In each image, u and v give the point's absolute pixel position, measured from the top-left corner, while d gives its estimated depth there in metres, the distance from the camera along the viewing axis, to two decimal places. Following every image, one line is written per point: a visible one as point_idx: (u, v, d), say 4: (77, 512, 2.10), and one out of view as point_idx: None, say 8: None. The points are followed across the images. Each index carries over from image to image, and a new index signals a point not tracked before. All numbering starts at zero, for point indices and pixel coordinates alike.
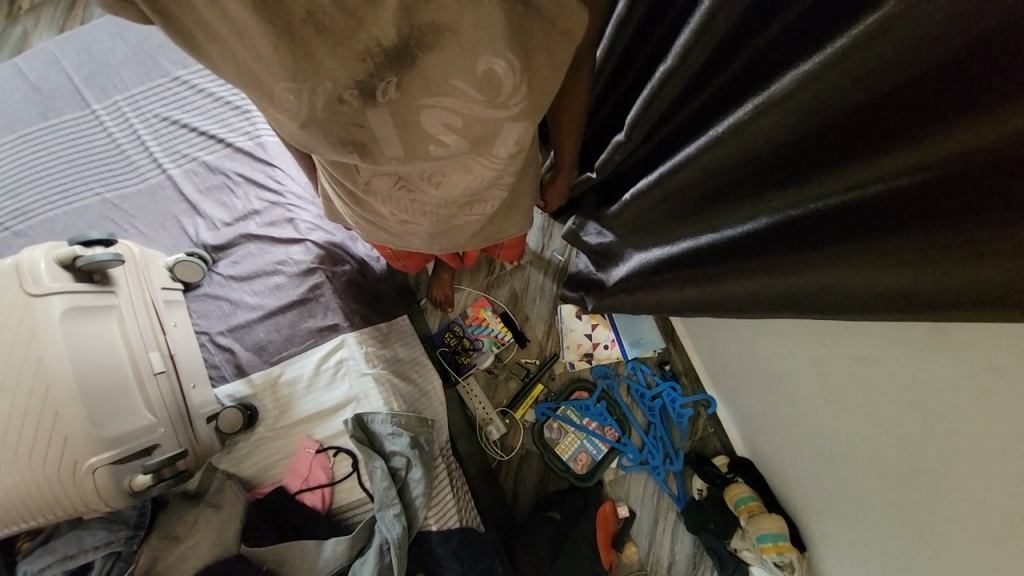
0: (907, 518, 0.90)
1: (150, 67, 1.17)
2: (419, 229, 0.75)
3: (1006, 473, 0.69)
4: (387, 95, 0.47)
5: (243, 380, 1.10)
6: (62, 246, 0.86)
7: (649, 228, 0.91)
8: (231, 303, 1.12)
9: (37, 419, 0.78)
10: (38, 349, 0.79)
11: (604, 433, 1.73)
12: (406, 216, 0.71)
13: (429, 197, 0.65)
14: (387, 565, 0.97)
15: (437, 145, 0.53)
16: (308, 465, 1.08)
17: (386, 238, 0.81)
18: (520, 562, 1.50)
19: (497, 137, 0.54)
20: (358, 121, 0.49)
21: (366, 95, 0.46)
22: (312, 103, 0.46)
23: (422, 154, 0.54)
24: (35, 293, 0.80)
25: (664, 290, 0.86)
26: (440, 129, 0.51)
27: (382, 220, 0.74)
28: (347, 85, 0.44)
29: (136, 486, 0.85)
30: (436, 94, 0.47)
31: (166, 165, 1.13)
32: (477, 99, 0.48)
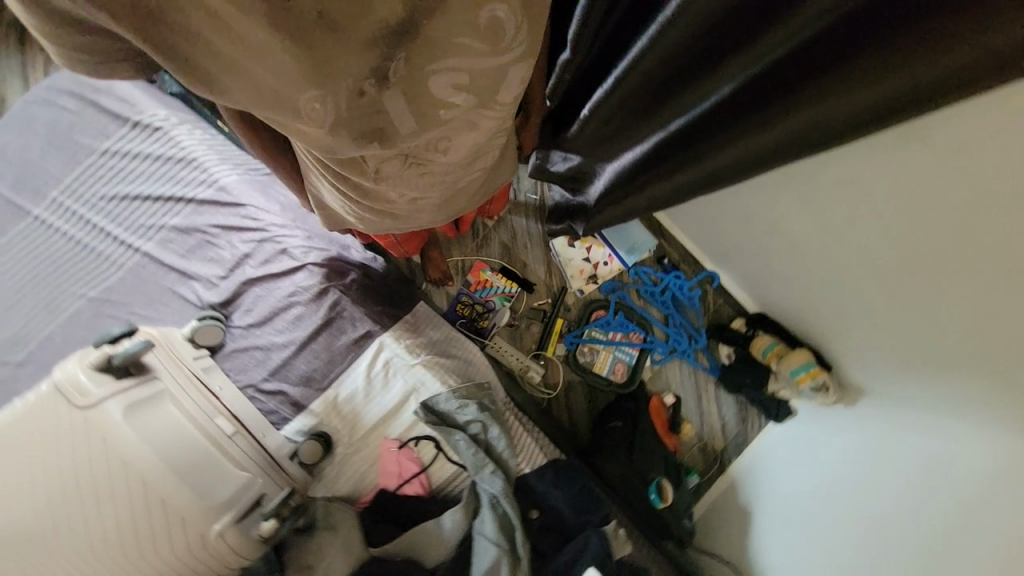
0: (911, 304, 1.03)
1: (74, 151, 1.09)
2: (428, 203, 0.77)
3: (985, 235, 0.80)
4: (398, 73, 0.48)
5: (305, 413, 1.13)
6: (91, 351, 0.85)
7: (615, 134, 0.87)
8: (261, 349, 1.12)
9: (150, 514, 0.80)
10: (118, 453, 0.80)
11: (630, 339, 1.85)
12: (415, 194, 0.73)
13: (437, 166, 0.67)
14: (503, 514, 1.08)
15: (447, 108, 0.55)
16: (396, 462, 1.13)
17: (392, 223, 0.83)
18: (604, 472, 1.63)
19: (502, 85, 0.55)
20: (375, 109, 0.51)
21: (380, 79, 0.48)
22: (335, 105, 0.48)
23: (434, 122, 0.56)
24: (87, 404, 0.80)
25: (652, 186, 0.90)
26: (448, 91, 0.53)
27: (393, 205, 0.76)
28: (363, 75, 0.46)
29: (266, 532, 0.88)
30: (439, 56, 0.49)
31: (136, 243, 1.08)
32: (479, 51, 0.49)
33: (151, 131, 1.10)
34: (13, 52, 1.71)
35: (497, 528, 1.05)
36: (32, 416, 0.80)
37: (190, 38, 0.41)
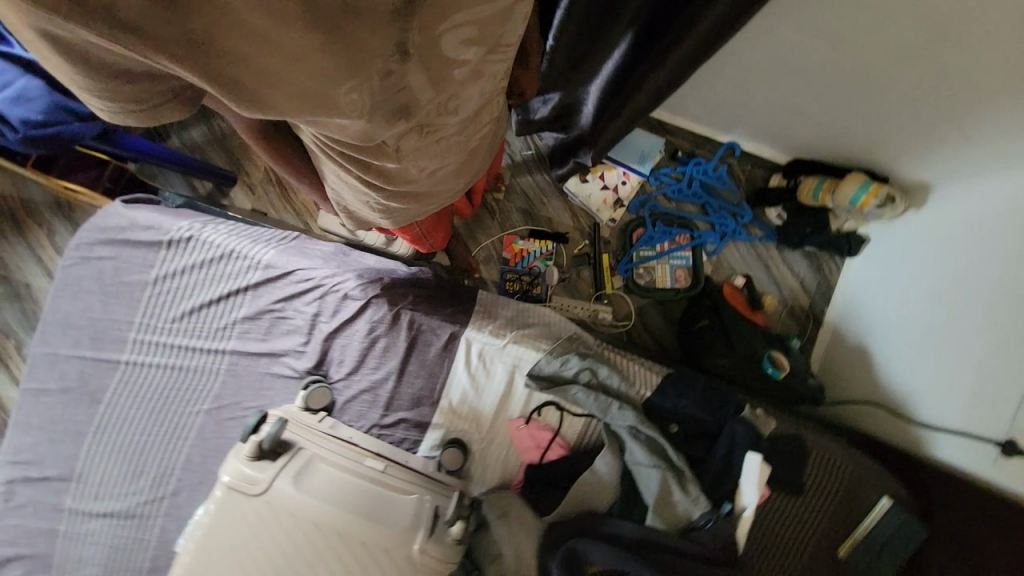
0: (943, 69, 1.05)
1: (129, 291, 1.13)
2: (443, 171, 0.81)
3: None
4: (414, 42, 0.46)
5: (431, 429, 1.18)
6: (242, 443, 0.90)
7: (581, 62, 0.96)
8: (367, 391, 1.17)
9: (357, 560, 0.85)
10: (308, 517, 0.85)
11: (679, 243, 1.82)
12: (435, 162, 0.74)
13: (451, 128, 0.67)
14: (648, 439, 1.11)
15: (460, 64, 0.54)
16: (529, 436, 1.17)
17: (414, 203, 0.86)
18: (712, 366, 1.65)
19: (505, 24, 0.55)
20: (400, 86, 0.50)
21: (402, 53, 0.46)
22: (370, 89, 0.47)
23: (449, 80, 0.55)
24: (261, 491, 0.86)
25: (647, 80, 0.98)
26: (458, 48, 0.52)
27: (416, 184, 0.78)
28: (388, 52, 0.44)
29: (458, 534, 0.91)
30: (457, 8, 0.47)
31: (221, 346, 1.14)
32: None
33: (185, 243, 1.13)
34: (21, 243, 1.79)
35: (649, 453, 1.09)
36: (219, 526, 0.85)
37: (235, 55, 0.38)
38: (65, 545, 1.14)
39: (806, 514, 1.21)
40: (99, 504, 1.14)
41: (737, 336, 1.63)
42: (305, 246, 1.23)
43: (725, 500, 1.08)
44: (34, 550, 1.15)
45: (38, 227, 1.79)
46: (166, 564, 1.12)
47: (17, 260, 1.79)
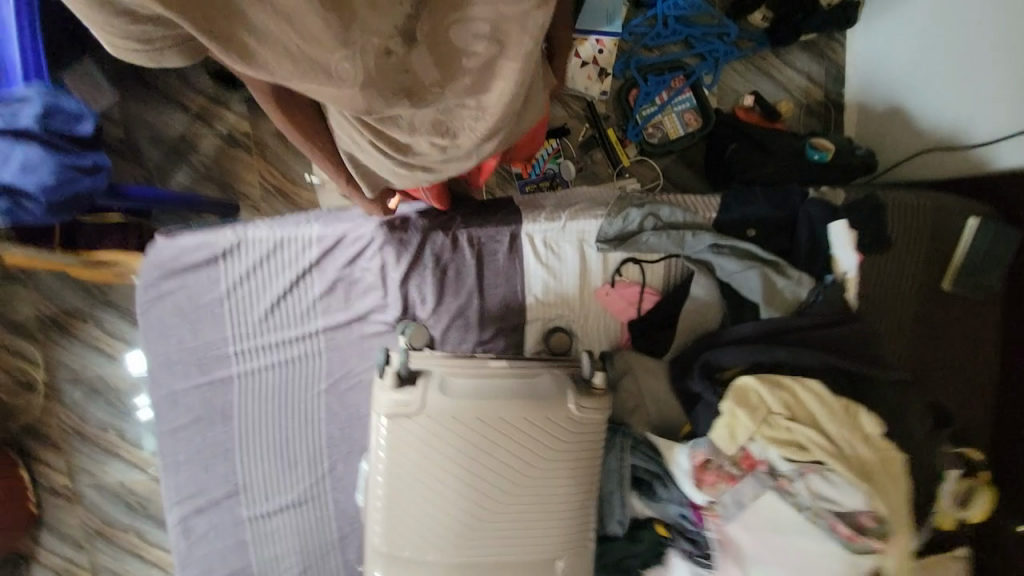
0: None
1: (210, 311, 1.16)
2: (458, 152, 0.74)
3: None
4: (422, 32, 0.64)
5: (529, 328, 1.22)
6: (381, 377, 0.94)
7: None
8: (457, 316, 1.20)
9: (525, 432, 0.93)
10: (470, 414, 0.92)
11: (677, 87, 1.75)
12: (445, 140, 0.72)
13: (467, 108, 0.69)
14: (733, 249, 1.13)
15: (471, 57, 0.65)
16: (620, 297, 1.20)
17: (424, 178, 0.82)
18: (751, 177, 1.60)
19: (521, 35, 0.63)
20: (403, 67, 0.63)
21: (408, 39, 0.64)
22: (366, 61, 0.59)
23: (456, 69, 0.65)
24: (419, 407, 0.91)
25: None
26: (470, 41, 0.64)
27: (428, 159, 0.75)
28: (389, 31, 0.61)
29: (601, 383, 0.98)
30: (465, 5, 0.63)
31: (312, 328, 1.18)
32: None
33: (239, 248, 1.15)
34: (76, 343, 1.69)
35: (739, 259, 1.10)
36: (397, 451, 0.91)
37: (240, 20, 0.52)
38: (258, 551, 1.23)
39: (900, 265, 1.23)
40: (272, 504, 1.22)
41: (771, 142, 1.59)
42: (342, 211, 1.23)
43: (825, 272, 1.14)
44: (232, 567, 1.23)
45: (87, 323, 1.69)
46: (354, 527, 1.22)
47: (80, 362, 1.70)
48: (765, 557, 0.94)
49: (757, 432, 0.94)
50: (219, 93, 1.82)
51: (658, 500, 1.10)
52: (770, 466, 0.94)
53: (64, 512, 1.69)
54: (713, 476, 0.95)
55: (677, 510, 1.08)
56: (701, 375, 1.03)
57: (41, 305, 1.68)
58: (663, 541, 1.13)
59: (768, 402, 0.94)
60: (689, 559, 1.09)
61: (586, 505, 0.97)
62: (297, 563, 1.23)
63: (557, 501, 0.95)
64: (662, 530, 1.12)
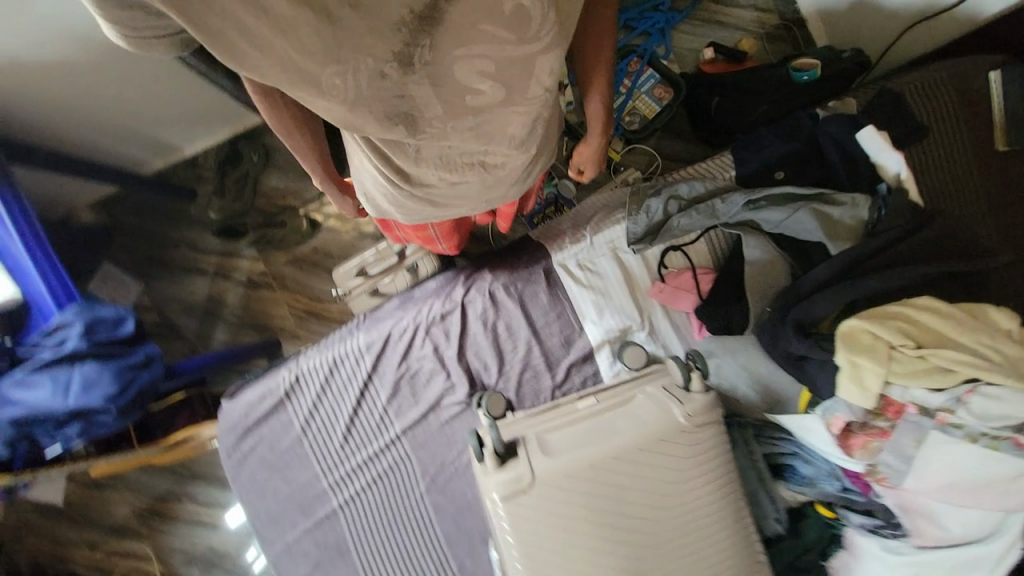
0: None
1: (293, 454, 1.15)
2: (469, 186, 0.82)
3: None
4: (421, 58, 0.59)
5: (599, 354, 1.18)
6: (481, 462, 0.89)
7: None
8: (524, 369, 1.17)
9: (646, 462, 0.87)
10: (583, 465, 0.86)
11: (635, 68, 1.74)
12: (449, 176, 0.78)
13: (472, 146, 0.74)
14: (770, 197, 1.07)
15: (474, 92, 0.65)
16: (676, 288, 1.15)
17: (433, 212, 0.87)
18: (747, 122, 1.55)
19: (530, 74, 0.66)
20: (399, 93, 0.62)
21: (404, 64, 0.59)
22: (358, 83, 0.58)
23: (461, 108, 0.67)
24: (531, 478, 0.85)
25: None
26: (474, 77, 0.64)
27: (435, 190, 0.81)
28: (386, 57, 0.57)
29: (702, 387, 0.91)
30: (468, 42, 0.60)
31: (393, 434, 1.15)
32: (509, 39, 0.61)
33: (299, 384, 1.15)
34: (179, 525, 1.72)
35: (780, 206, 1.05)
36: (527, 533, 0.85)
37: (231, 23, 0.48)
38: None
39: (943, 145, 1.15)
40: None
41: (753, 82, 1.55)
42: (379, 311, 1.24)
43: (876, 183, 1.06)
44: None
45: (182, 502, 1.72)
46: None
47: (189, 542, 1.71)
48: (955, 501, 0.85)
49: (890, 375, 0.84)
50: (226, 246, 1.90)
51: (805, 482, 1.01)
52: (920, 406, 0.84)
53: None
54: (862, 438, 0.88)
55: (833, 486, 0.97)
56: (797, 334, 0.95)
57: (134, 501, 1.72)
58: (830, 523, 1.03)
59: (886, 337, 0.85)
60: (870, 532, 0.97)
61: (738, 515, 0.89)
62: None
63: (707, 522, 0.87)
64: (826, 511, 1.02)
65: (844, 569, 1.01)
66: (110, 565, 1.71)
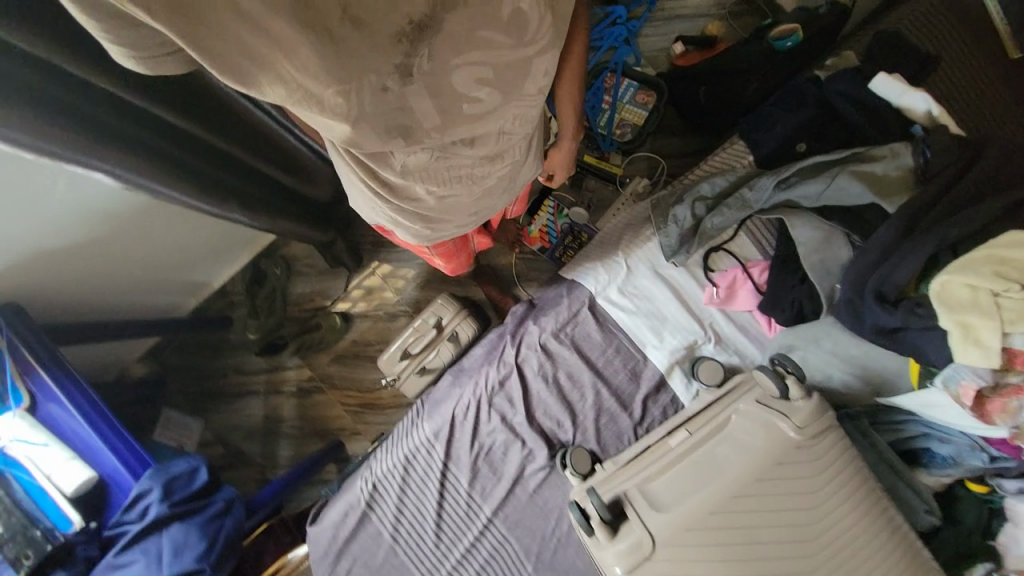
0: None
1: (390, 566, 1.10)
2: (458, 200, 0.82)
3: None
4: (421, 67, 0.56)
5: (672, 378, 1.11)
6: (592, 536, 0.83)
7: None
8: (599, 415, 1.11)
9: (769, 488, 0.79)
10: (702, 510, 0.78)
11: (612, 82, 1.73)
12: (438, 189, 0.77)
13: (461, 159, 0.72)
14: (800, 173, 1.02)
15: (473, 101, 0.63)
16: (730, 290, 1.10)
17: (420, 223, 0.86)
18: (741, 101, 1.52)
19: (527, 78, 0.66)
20: (399, 105, 0.58)
21: (404, 76, 0.55)
22: (360, 100, 0.54)
23: (458, 115, 0.64)
24: (652, 539, 0.78)
25: None
26: (471, 84, 0.61)
27: (424, 205, 0.80)
28: (389, 70, 0.53)
29: (801, 392, 0.84)
30: (466, 49, 0.57)
31: (484, 519, 1.10)
32: (505, 42, 0.60)
33: (378, 490, 1.12)
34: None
35: (814, 177, 1.00)
36: None
37: (237, 47, 0.43)
38: None
39: (960, 67, 1.10)
40: None
41: (734, 61, 1.53)
42: (436, 393, 1.21)
43: (909, 128, 1.00)
44: None
45: None
46: None
47: None
48: None
49: (1004, 325, 0.75)
50: (271, 361, 1.93)
51: (948, 463, 0.91)
52: None
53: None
54: (999, 401, 0.78)
55: (981, 459, 0.86)
56: (880, 304, 0.88)
57: None
58: (987, 498, 0.91)
59: (985, 285, 0.77)
60: None
61: (887, 522, 0.79)
62: None
63: (858, 539, 0.78)
64: (978, 486, 0.91)
65: (1017, 545, 0.87)
66: None
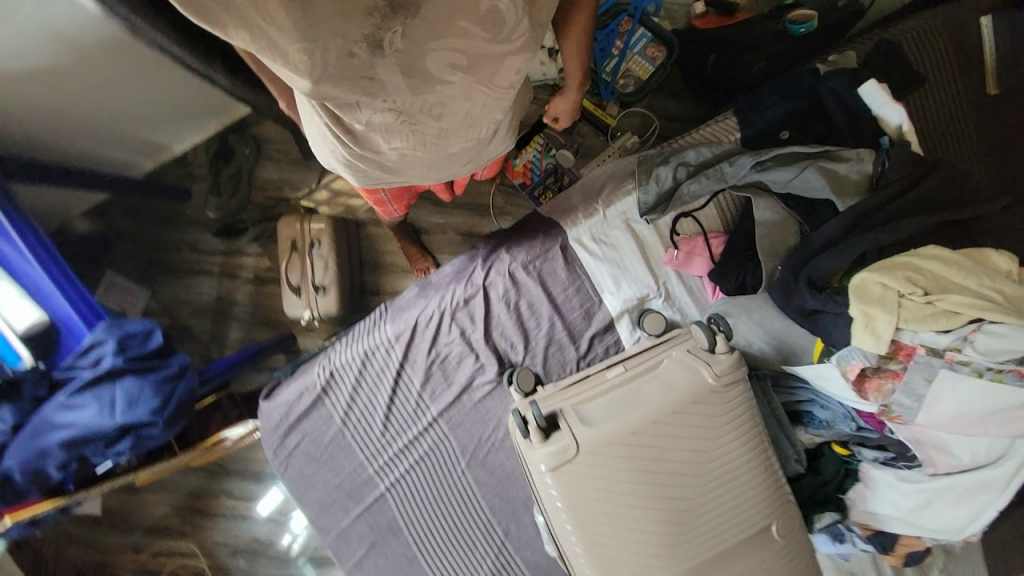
0: None
1: (337, 445, 1.20)
2: (417, 160, 0.87)
3: None
4: (391, 43, 0.61)
5: (619, 324, 1.23)
6: (527, 437, 0.95)
7: None
8: (549, 344, 1.22)
9: (680, 420, 0.93)
10: (622, 429, 0.92)
11: (627, 29, 1.69)
12: (406, 148, 0.83)
13: (429, 128, 0.79)
14: (777, 157, 1.10)
15: (445, 83, 0.70)
16: (689, 254, 1.20)
17: (381, 173, 0.91)
18: (742, 78, 1.55)
19: (500, 67, 0.72)
20: (368, 72, 0.64)
21: (373, 46, 0.61)
22: (326, 59, 0.60)
23: (428, 88, 0.70)
24: (577, 446, 0.92)
25: None
26: (446, 68, 0.68)
27: (384, 158, 0.85)
28: (356, 38, 0.59)
29: (726, 347, 0.97)
30: (443, 34, 0.63)
31: (430, 417, 1.21)
32: (484, 35, 0.66)
33: (335, 378, 1.19)
34: (220, 519, 1.81)
35: (789, 165, 1.08)
36: (579, 495, 0.91)
37: None
38: None
39: (940, 94, 1.18)
40: None
41: (750, 34, 1.53)
42: (401, 300, 1.27)
43: (879, 137, 1.09)
44: None
45: (218, 496, 1.80)
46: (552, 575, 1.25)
47: (233, 534, 1.81)
48: (962, 431, 0.91)
49: (900, 322, 0.90)
50: (229, 244, 1.88)
51: (823, 426, 1.10)
52: (929, 347, 0.90)
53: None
54: (876, 381, 0.96)
55: (849, 426, 1.06)
56: (808, 291, 1.01)
57: (173, 501, 1.80)
58: (847, 460, 1.12)
59: (895, 287, 0.90)
60: (885, 465, 1.05)
61: (765, 460, 0.97)
62: None
63: (739, 469, 0.95)
64: (842, 449, 1.11)
65: (861, 500, 1.10)
66: (155, 564, 1.78)
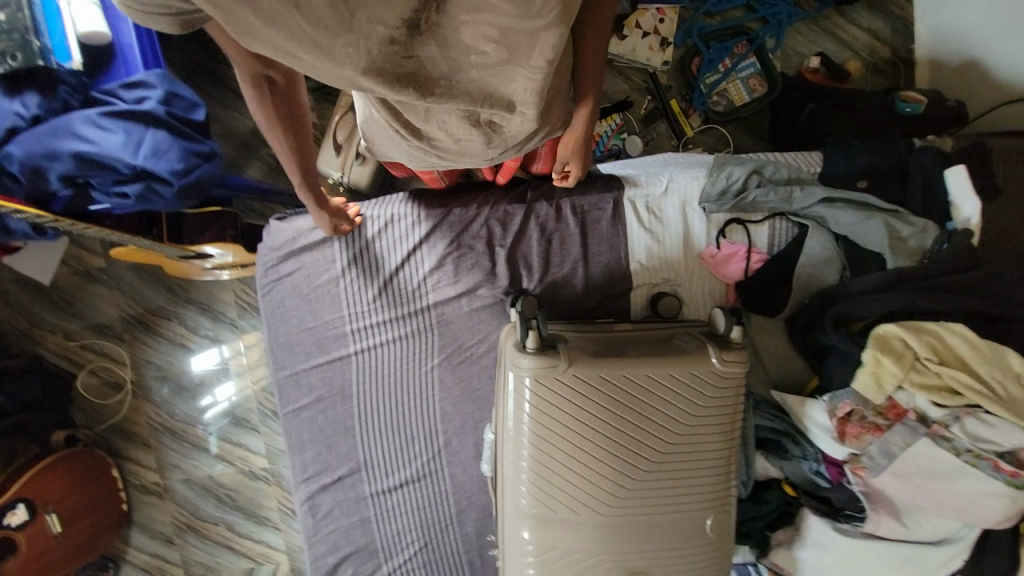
0: None
1: (328, 291, 1.18)
2: (472, 147, 0.80)
3: None
4: (428, 22, 0.54)
5: (636, 293, 1.23)
6: (522, 343, 0.95)
7: None
8: (563, 285, 1.21)
9: (669, 387, 0.94)
10: (614, 370, 0.92)
11: (739, 53, 1.70)
12: (461, 135, 0.76)
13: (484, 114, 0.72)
14: (846, 200, 1.12)
15: (478, 55, 0.59)
16: (729, 257, 1.19)
17: (436, 159, 0.87)
18: (831, 135, 1.55)
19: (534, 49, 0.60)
20: (407, 55, 0.56)
21: (413, 30, 0.53)
22: (368, 50, 0.53)
23: (465, 66, 0.60)
24: (566, 367, 0.92)
25: None
26: (479, 40, 0.57)
27: (439, 145, 0.80)
28: (396, 24, 0.52)
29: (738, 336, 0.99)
30: (478, 8, 0.53)
31: (425, 303, 1.19)
32: (512, 12, 0.53)
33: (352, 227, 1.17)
34: (162, 342, 1.62)
35: (857, 210, 1.10)
36: (548, 415, 0.91)
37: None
38: (381, 527, 1.23)
39: None
40: (391, 482, 1.22)
41: (856, 99, 1.55)
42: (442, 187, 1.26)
43: (946, 221, 1.13)
44: (358, 543, 1.23)
45: (171, 320, 1.61)
46: (471, 501, 1.23)
47: (167, 360, 1.62)
48: (928, 504, 0.96)
49: (905, 380, 0.96)
50: None
51: (788, 459, 1.07)
52: (919, 413, 0.97)
53: (153, 511, 1.60)
54: (857, 428, 0.99)
55: (810, 466, 1.06)
56: (833, 328, 1.04)
57: (124, 306, 1.61)
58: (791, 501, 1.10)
59: (916, 349, 0.96)
60: (826, 517, 1.05)
61: (728, 460, 0.97)
62: (417, 538, 1.24)
63: (703, 456, 0.95)
64: (789, 490, 1.09)
65: (789, 542, 1.10)
66: (81, 358, 1.60)
